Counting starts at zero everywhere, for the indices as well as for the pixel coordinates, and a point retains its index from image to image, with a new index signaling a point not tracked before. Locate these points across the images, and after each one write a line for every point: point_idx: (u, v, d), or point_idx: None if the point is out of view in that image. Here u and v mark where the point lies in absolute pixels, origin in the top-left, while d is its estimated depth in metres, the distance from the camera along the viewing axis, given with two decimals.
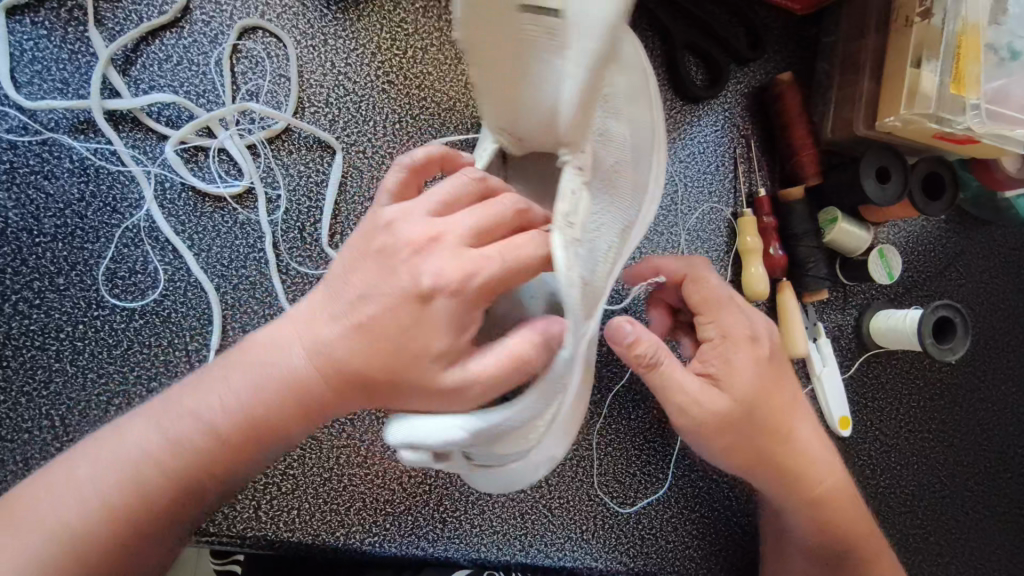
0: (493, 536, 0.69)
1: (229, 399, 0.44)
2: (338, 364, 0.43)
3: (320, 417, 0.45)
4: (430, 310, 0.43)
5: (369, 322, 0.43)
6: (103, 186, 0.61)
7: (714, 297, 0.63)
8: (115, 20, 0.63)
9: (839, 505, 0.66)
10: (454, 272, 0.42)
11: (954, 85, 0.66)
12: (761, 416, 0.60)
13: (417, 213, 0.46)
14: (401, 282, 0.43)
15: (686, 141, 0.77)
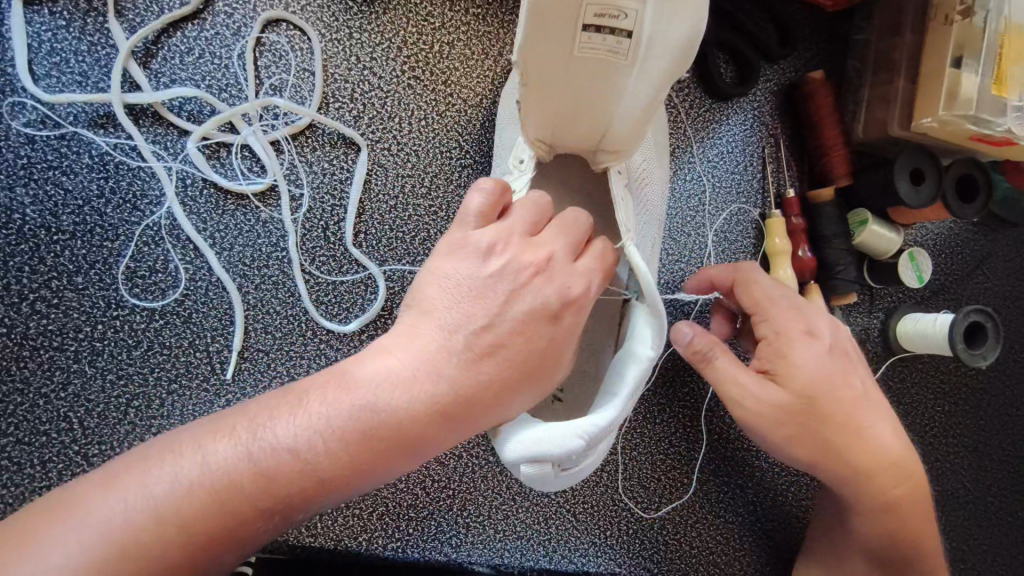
0: (518, 542, 0.68)
1: (330, 431, 0.43)
2: (456, 397, 0.45)
3: (414, 455, 0.45)
4: (560, 326, 0.48)
5: (498, 350, 0.46)
6: (123, 182, 0.60)
7: (769, 294, 0.58)
8: (135, 11, 0.61)
9: (919, 519, 0.60)
10: (579, 287, 0.49)
11: (994, 85, 0.65)
12: (825, 414, 0.55)
13: (520, 242, 0.50)
14: (529, 303, 0.48)
15: (714, 141, 0.76)
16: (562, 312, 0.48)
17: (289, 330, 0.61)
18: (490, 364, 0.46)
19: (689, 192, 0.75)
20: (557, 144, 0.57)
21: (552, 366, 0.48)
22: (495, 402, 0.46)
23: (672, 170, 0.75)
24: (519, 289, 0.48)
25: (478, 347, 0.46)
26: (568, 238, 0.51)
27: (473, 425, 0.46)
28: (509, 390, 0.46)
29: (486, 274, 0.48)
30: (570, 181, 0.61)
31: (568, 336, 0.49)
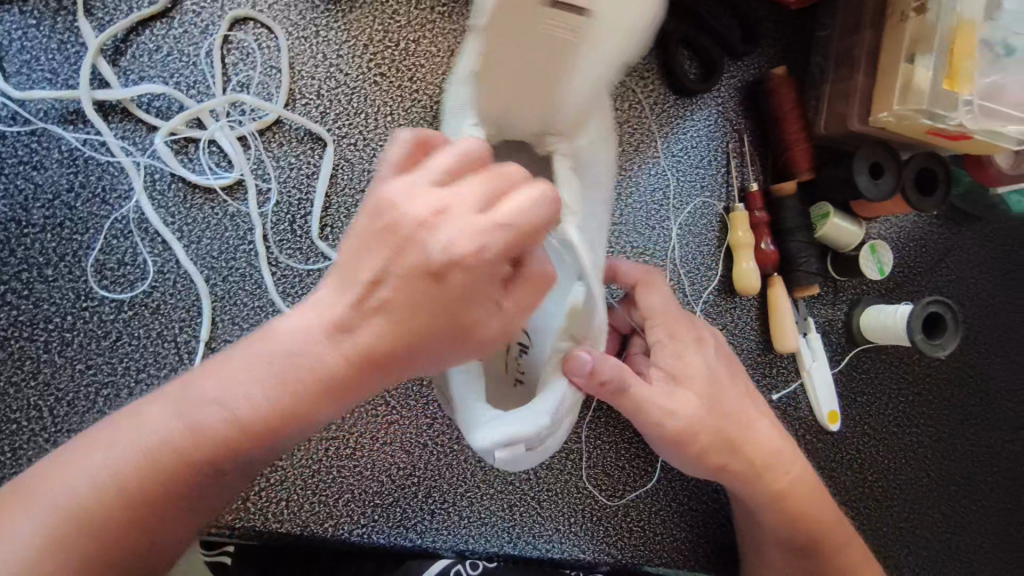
0: (482, 528, 0.69)
1: (251, 384, 0.40)
2: (368, 347, 0.39)
3: (347, 400, 0.41)
4: (448, 286, 0.38)
5: (388, 308, 0.39)
6: (92, 177, 0.61)
7: (665, 304, 0.62)
8: (105, 9, 0.62)
9: (828, 509, 0.63)
10: (470, 247, 0.37)
11: (945, 80, 0.65)
12: (725, 414, 0.58)
13: (419, 186, 0.38)
14: (409, 261, 0.38)
15: (679, 136, 0.78)
16: (449, 270, 0.38)
17: (256, 322, 0.63)
18: (383, 318, 0.39)
19: (653, 186, 0.77)
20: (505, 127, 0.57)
21: (461, 323, 0.40)
22: (406, 359, 0.40)
23: (636, 166, 0.76)
24: (401, 241, 0.38)
25: (370, 305, 0.39)
26: (476, 182, 0.38)
27: (403, 374, 0.42)
28: (414, 350, 0.40)
29: (376, 225, 0.38)
30: None
31: (468, 298, 0.39)
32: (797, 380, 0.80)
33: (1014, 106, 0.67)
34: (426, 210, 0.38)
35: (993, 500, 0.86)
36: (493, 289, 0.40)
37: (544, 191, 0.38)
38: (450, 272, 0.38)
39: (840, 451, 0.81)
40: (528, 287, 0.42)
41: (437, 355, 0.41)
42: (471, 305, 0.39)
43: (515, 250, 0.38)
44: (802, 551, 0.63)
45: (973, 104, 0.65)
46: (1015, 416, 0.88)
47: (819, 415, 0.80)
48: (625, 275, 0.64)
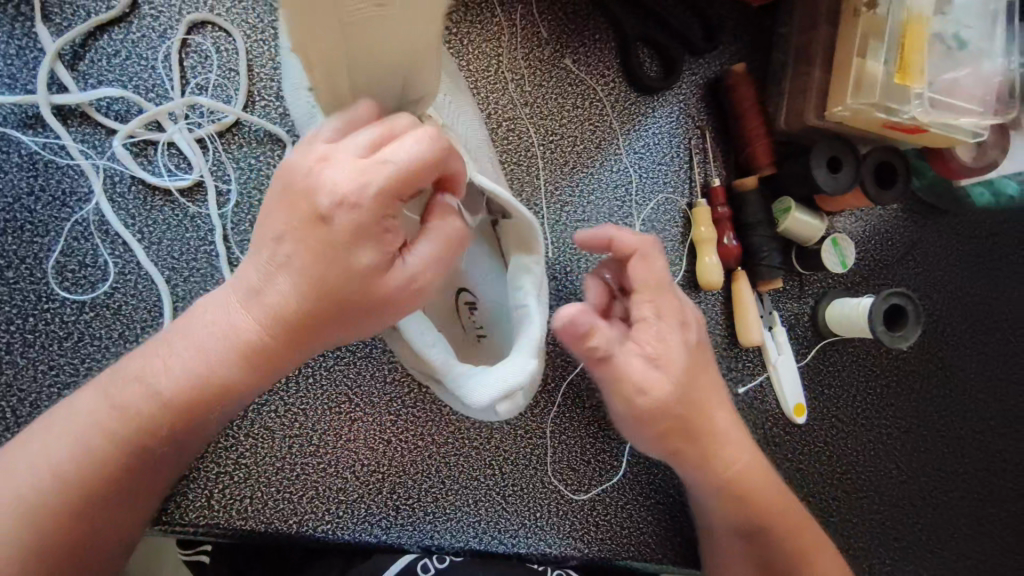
0: (448, 523, 0.70)
1: (174, 367, 0.48)
2: (275, 317, 0.46)
3: (266, 373, 0.49)
4: (333, 226, 0.43)
5: (290, 264, 0.45)
6: (52, 180, 0.62)
7: (661, 278, 0.58)
8: (62, 15, 0.63)
9: (779, 497, 0.65)
10: (353, 181, 0.42)
11: (896, 73, 0.67)
12: (691, 400, 0.58)
13: (319, 144, 0.44)
14: (301, 209, 0.43)
15: (640, 133, 0.78)
16: (335, 211, 0.43)
17: None
18: (290, 283, 0.45)
19: (616, 182, 0.77)
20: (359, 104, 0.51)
21: (360, 273, 0.44)
22: (316, 317, 0.46)
23: (598, 163, 0.77)
24: (298, 192, 0.44)
25: (275, 264, 0.45)
26: (365, 133, 0.44)
27: (322, 338, 0.48)
28: (320, 303, 0.45)
29: (280, 185, 0.45)
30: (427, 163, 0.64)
31: (359, 242, 0.43)
32: (763, 374, 0.80)
33: (966, 100, 0.71)
34: (319, 159, 0.44)
35: (965, 491, 0.86)
36: (387, 236, 0.44)
37: (419, 133, 0.43)
38: (336, 213, 0.43)
39: (809, 444, 0.82)
40: (432, 243, 0.47)
41: (352, 311, 0.46)
42: (364, 251, 0.44)
43: (396, 192, 0.43)
44: (753, 540, 0.65)
45: (924, 97, 0.67)
46: (986, 407, 0.88)
47: (785, 408, 0.80)
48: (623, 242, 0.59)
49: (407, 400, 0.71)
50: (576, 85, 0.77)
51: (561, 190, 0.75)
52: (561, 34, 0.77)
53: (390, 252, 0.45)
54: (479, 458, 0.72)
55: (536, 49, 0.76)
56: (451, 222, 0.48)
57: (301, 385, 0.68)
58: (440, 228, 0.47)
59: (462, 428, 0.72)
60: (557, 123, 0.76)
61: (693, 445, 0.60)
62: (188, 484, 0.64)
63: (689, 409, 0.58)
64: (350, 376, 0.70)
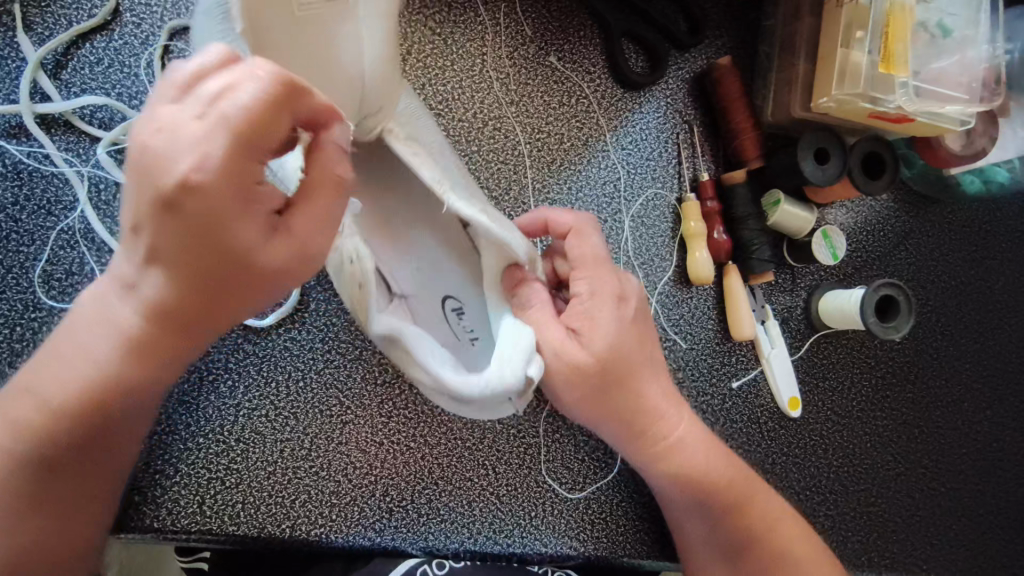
0: (442, 524, 0.70)
1: (63, 374, 0.47)
2: (155, 303, 0.43)
3: (158, 362, 0.47)
4: (187, 207, 0.39)
5: (153, 250, 0.41)
6: (37, 189, 0.62)
7: (595, 252, 0.61)
8: (44, 24, 0.63)
9: (728, 471, 0.64)
10: (201, 149, 0.38)
11: (882, 63, 0.68)
12: (615, 371, 0.57)
13: (158, 105, 0.39)
14: (146, 190, 0.39)
15: (628, 128, 0.78)
16: (181, 193, 0.38)
17: None
18: (164, 271, 0.42)
19: (604, 179, 0.77)
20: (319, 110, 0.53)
21: (238, 249, 0.41)
22: (198, 304, 0.43)
23: (586, 159, 0.77)
24: (144, 171, 0.39)
25: (145, 259, 0.42)
26: (205, 91, 0.39)
27: (210, 322, 0.45)
28: (199, 291, 0.43)
29: (126, 169, 0.40)
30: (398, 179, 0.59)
31: (223, 219, 0.39)
32: (757, 368, 0.80)
33: (953, 88, 0.72)
34: (157, 130, 0.39)
35: (964, 481, 0.86)
36: (254, 204, 0.41)
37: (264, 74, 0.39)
38: (183, 198, 0.38)
39: (805, 437, 0.81)
40: (314, 199, 0.43)
41: (240, 287, 0.43)
42: (236, 228, 0.40)
43: (246, 151, 0.38)
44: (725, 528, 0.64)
45: (910, 86, 0.68)
46: (981, 396, 0.88)
47: (780, 402, 0.80)
48: (558, 221, 0.63)
49: (398, 402, 0.71)
50: (562, 82, 0.77)
51: (549, 187, 0.75)
52: (546, 31, 0.77)
53: (263, 220, 0.41)
54: (472, 458, 0.72)
55: (520, 48, 0.76)
56: (334, 168, 0.43)
57: (291, 389, 0.68)
58: (322, 173, 0.43)
59: (454, 428, 0.72)
60: (544, 121, 0.76)
61: (622, 419, 0.60)
62: (180, 490, 0.64)
63: (619, 381, 0.58)
64: (341, 379, 0.70)
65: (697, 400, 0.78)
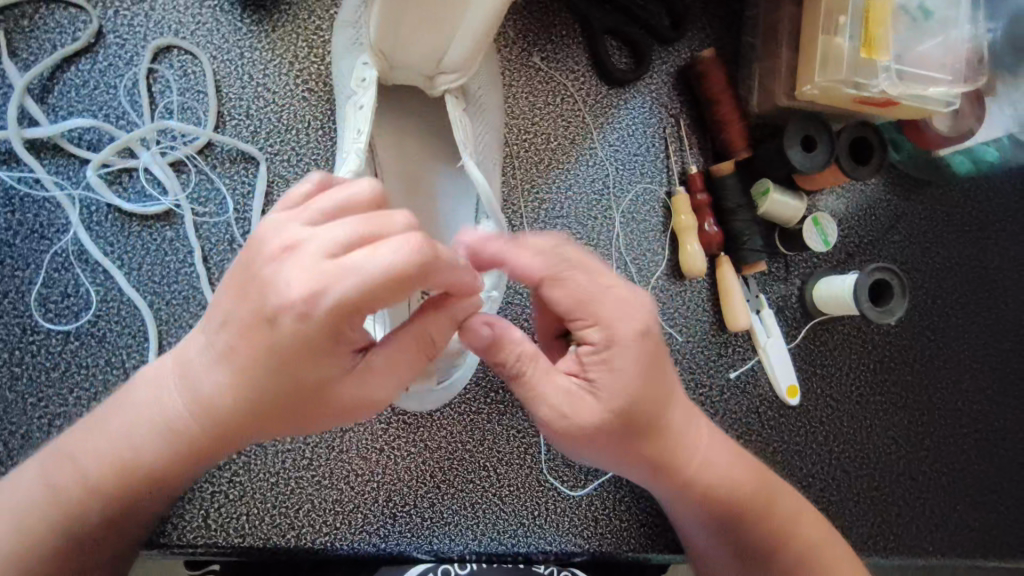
0: (447, 528, 0.70)
1: (104, 452, 0.49)
2: (216, 409, 0.46)
3: (207, 455, 0.50)
4: (275, 329, 0.42)
5: (234, 358, 0.44)
6: (29, 214, 0.63)
7: (586, 291, 0.52)
8: (29, 50, 0.64)
9: (752, 485, 0.62)
10: (307, 288, 0.40)
11: (863, 47, 0.68)
12: (639, 421, 0.54)
13: (294, 222, 0.42)
14: (254, 300, 0.42)
15: (615, 125, 0.79)
16: (283, 313, 0.41)
17: None
18: (243, 385, 0.45)
19: (593, 176, 0.78)
20: (396, 63, 0.61)
21: (308, 382, 0.45)
22: (261, 419, 0.47)
23: (574, 158, 0.78)
24: (255, 279, 0.42)
25: (224, 363, 0.45)
26: (345, 226, 0.40)
27: (262, 433, 0.49)
28: (270, 411, 0.46)
29: (244, 262, 0.43)
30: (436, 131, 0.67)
31: (307, 351, 0.42)
32: (754, 358, 0.80)
33: (935, 70, 0.72)
34: (286, 247, 0.41)
35: (967, 462, 0.86)
36: (345, 347, 0.44)
37: (414, 246, 0.39)
38: (282, 319, 0.41)
39: (805, 424, 0.81)
40: (402, 350, 0.47)
41: (305, 411, 0.47)
42: (314, 362, 0.44)
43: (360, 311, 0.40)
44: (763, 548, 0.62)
45: (892, 70, 0.68)
46: (981, 376, 0.87)
47: (778, 390, 0.80)
48: (533, 259, 0.52)
49: (397, 408, 0.71)
50: (547, 82, 0.77)
51: (538, 188, 0.76)
52: (528, 32, 0.77)
53: (346, 359, 0.45)
54: (473, 460, 0.72)
55: (505, 50, 0.76)
56: (439, 329, 0.47)
57: None
58: (419, 326, 0.47)
59: (453, 432, 0.72)
60: (530, 122, 0.77)
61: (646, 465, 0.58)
62: (185, 504, 0.64)
63: (642, 428, 0.55)
64: None
65: (695, 392, 0.78)
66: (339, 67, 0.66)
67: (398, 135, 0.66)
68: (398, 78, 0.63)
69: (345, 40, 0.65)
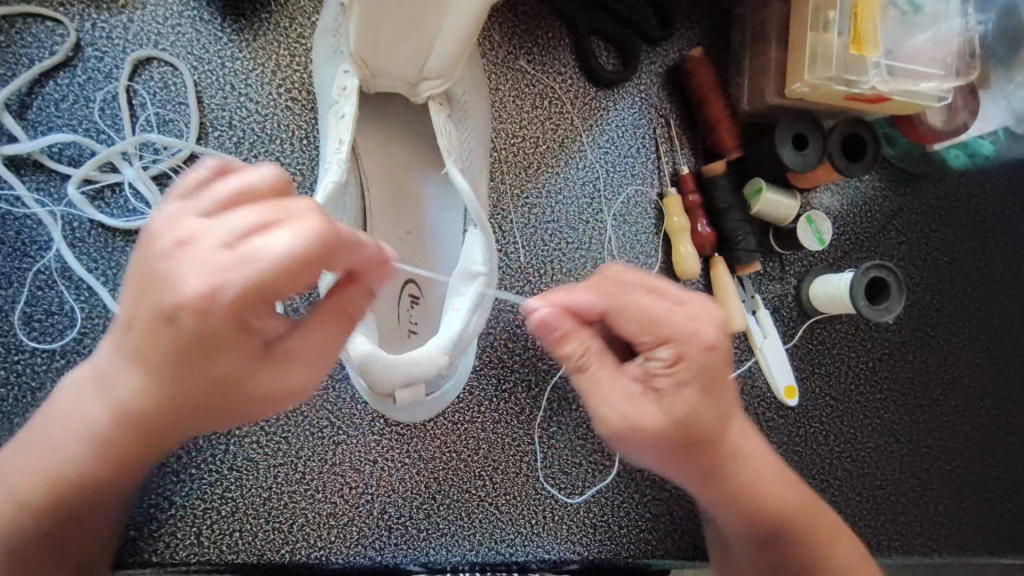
0: (443, 539, 0.69)
1: (28, 463, 0.47)
2: (132, 410, 0.45)
3: (134, 458, 0.48)
4: (175, 326, 0.40)
5: (138, 359, 0.42)
6: (11, 231, 0.62)
7: (656, 312, 0.47)
8: (7, 65, 0.63)
9: (794, 499, 0.58)
10: (205, 281, 0.38)
11: (853, 43, 0.68)
12: (697, 433, 0.50)
13: (187, 215, 0.39)
14: (149, 300, 0.40)
15: (604, 127, 0.78)
16: (181, 311, 0.39)
17: None
18: (151, 383, 0.43)
19: (583, 179, 0.77)
20: (377, 71, 0.60)
21: (220, 372, 0.43)
22: (177, 415, 0.45)
23: (563, 162, 0.77)
24: (148, 276, 0.39)
25: (131, 364, 0.43)
26: (239, 216, 0.38)
27: (182, 429, 0.48)
28: (182, 406, 0.45)
29: (133, 256, 0.40)
30: (423, 137, 0.66)
31: (214, 344, 0.41)
32: (752, 359, 0.79)
33: (927, 65, 0.71)
34: (177, 240, 0.39)
35: (969, 458, 0.85)
36: (252, 335, 0.42)
37: (317, 228, 0.37)
38: (182, 317, 0.39)
39: (805, 425, 0.80)
40: (316, 325, 0.47)
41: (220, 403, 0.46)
42: (219, 353, 0.42)
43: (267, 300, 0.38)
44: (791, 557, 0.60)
45: (882, 66, 0.68)
46: (982, 371, 0.86)
47: (776, 391, 0.79)
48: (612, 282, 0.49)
49: (390, 419, 0.70)
50: (534, 85, 0.76)
51: (527, 192, 0.75)
52: (513, 35, 0.76)
53: (255, 348, 0.44)
54: (468, 470, 0.71)
55: (490, 53, 0.75)
56: (354, 304, 0.47)
57: (280, 415, 0.68)
58: (334, 304, 0.46)
59: (447, 441, 0.71)
60: (517, 126, 0.76)
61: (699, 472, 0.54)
62: (176, 522, 0.64)
63: (698, 440, 0.50)
64: (330, 400, 0.69)
65: None
66: (321, 75, 0.65)
67: (386, 143, 0.65)
68: (380, 86, 0.62)
69: (326, 47, 0.64)
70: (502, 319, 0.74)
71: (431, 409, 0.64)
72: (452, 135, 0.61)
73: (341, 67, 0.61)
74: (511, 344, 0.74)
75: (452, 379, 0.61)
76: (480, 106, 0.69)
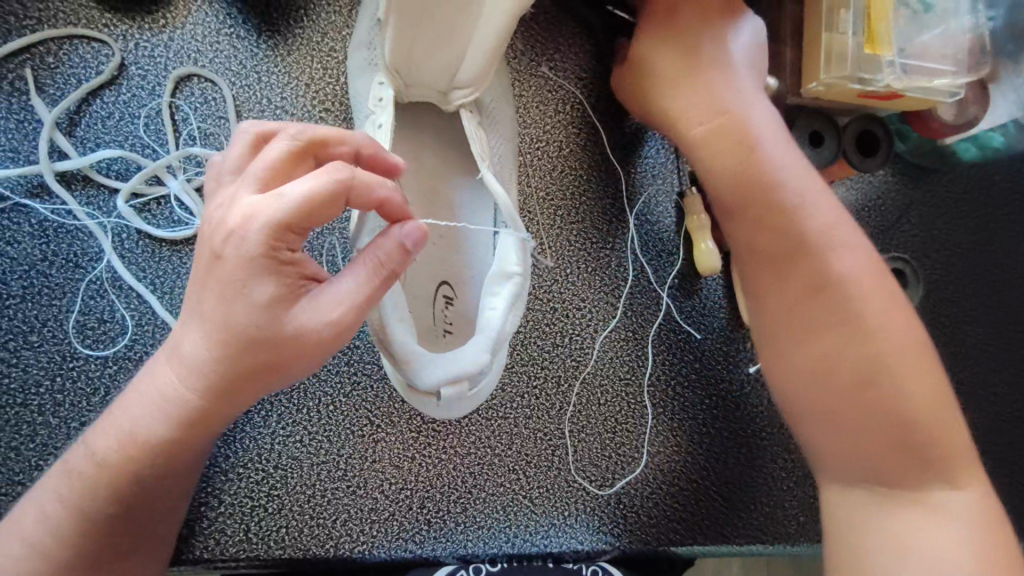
0: (479, 531, 0.72)
1: (114, 435, 0.51)
2: (202, 369, 0.48)
3: (213, 424, 0.52)
4: (223, 261, 0.46)
5: (201, 311, 0.47)
6: (63, 244, 0.65)
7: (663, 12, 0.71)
8: (55, 86, 0.66)
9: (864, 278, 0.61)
10: (243, 218, 0.46)
11: (866, 44, 0.70)
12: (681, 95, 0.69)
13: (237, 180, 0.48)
14: (208, 247, 0.47)
15: (625, 129, 0.81)
16: (226, 247, 0.46)
17: None
18: (211, 335, 0.47)
19: (606, 180, 0.80)
20: (413, 80, 0.63)
21: (263, 309, 0.46)
22: (233, 366, 0.48)
23: (586, 163, 0.79)
24: (208, 232, 0.48)
25: (195, 318, 0.48)
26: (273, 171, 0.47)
27: (249, 389, 0.50)
28: (235, 353, 0.47)
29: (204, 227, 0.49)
30: (454, 144, 0.69)
31: (253, 272, 0.45)
32: None
33: (938, 61, 0.73)
34: (225, 199, 0.47)
35: (987, 445, 0.86)
36: (287, 266, 0.47)
37: (333, 168, 0.45)
38: (226, 251, 0.46)
39: None
40: (350, 272, 0.47)
41: (268, 349, 0.47)
42: (256, 283, 0.46)
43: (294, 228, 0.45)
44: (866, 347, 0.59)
45: (896, 64, 0.70)
46: (995, 359, 0.88)
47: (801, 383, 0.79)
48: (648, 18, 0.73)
49: (426, 416, 0.73)
50: (556, 90, 0.79)
51: (551, 194, 0.78)
52: (536, 43, 0.79)
53: (290, 282, 0.47)
54: (502, 464, 0.73)
55: (515, 60, 0.78)
56: (392, 259, 0.48)
57: (323, 415, 0.70)
58: (370, 256, 0.47)
59: (480, 438, 0.73)
60: (542, 130, 0.78)
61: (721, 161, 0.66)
62: (226, 518, 0.66)
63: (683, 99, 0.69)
64: (370, 398, 0.72)
65: (715, 387, 0.80)
66: (355, 87, 0.68)
67: (419, 149, 0.68)
68: (414, 95, 0.65)
69: (361, 60, 0.67)
70: (531, 318, 0.76)
71: (480, 397, 0.65)
72: (483, 139, 0.63)
73: (376, 79, 0.64)
74: (541, 341, 0.76)
75: (496, 376, 0.63)
76: (508, 113, 0.71)
